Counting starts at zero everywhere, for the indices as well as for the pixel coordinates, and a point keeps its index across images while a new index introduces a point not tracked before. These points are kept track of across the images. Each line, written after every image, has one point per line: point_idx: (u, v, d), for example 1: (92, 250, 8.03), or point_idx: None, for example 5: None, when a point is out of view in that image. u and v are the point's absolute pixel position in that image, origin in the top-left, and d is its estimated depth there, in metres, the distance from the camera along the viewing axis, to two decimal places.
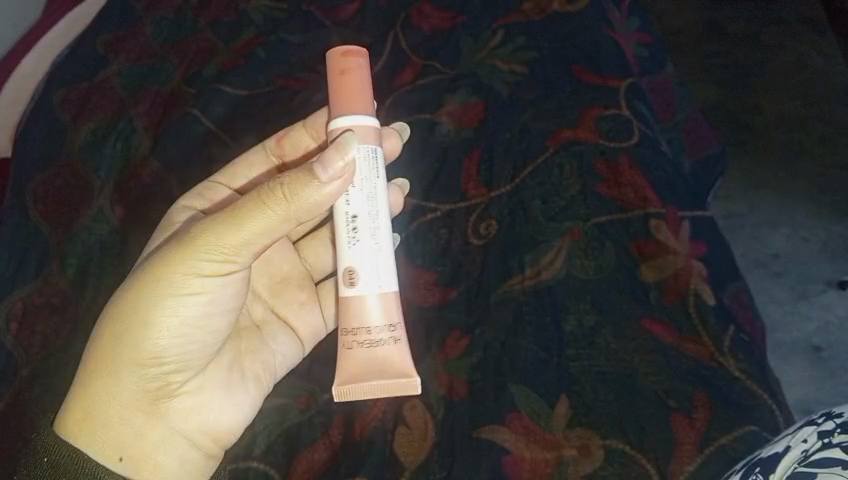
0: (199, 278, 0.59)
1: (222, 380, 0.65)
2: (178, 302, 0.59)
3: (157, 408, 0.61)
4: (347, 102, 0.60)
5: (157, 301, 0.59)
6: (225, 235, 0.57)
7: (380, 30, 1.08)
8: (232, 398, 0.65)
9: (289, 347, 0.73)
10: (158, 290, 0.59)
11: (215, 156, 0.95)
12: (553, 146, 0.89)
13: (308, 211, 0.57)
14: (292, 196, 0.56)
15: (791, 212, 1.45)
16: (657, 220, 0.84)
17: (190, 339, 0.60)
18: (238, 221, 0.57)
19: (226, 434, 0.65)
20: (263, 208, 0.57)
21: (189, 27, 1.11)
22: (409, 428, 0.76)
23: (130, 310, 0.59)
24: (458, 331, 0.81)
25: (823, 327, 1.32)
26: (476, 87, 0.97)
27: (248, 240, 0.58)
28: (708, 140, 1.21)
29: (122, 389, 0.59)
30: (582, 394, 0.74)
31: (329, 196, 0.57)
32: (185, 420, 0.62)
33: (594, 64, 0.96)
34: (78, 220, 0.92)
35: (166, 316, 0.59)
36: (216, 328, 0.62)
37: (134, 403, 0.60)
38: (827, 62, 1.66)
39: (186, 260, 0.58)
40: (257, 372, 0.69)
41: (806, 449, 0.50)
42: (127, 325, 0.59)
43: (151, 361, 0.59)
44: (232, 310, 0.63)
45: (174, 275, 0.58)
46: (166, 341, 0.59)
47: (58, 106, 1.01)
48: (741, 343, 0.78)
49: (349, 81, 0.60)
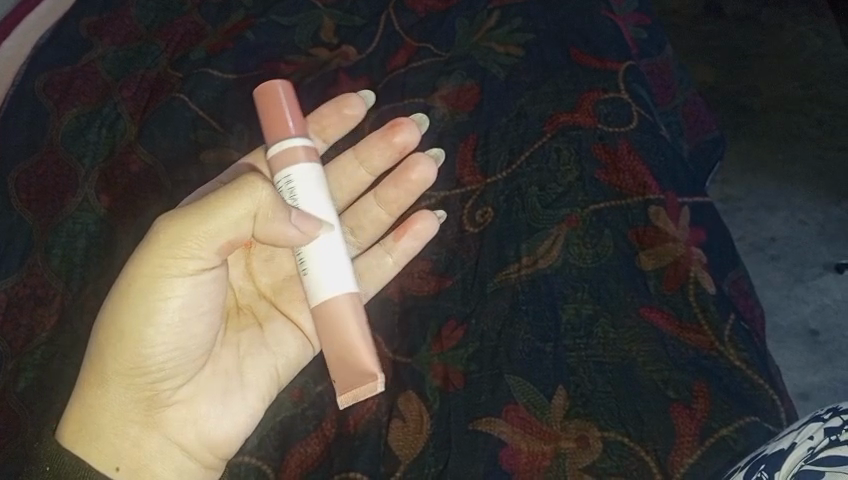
0: (165, 283, 0.59)
1: (217, 386, 0.65)
2: (153, 308, 0.59)
3: (151, 416, 0.62)
4: (277, 128, 0.66)
5: (133, 311, 0.59)
6: (180, 238, 0.57)
7: (373, 11, 1.05)
8: (228, 404, 0.65)
9: (294, 347, 0.70)
10: (132, 299, 0.59)
11: (204, 143, 0.93)
12: (550, 131, 0.87)
13: (264, 208, 0.57)
14: (241, 197, 0.56)
15: (789, 195, 1.44)
16: (656, 207, 0.82)
17: (169, 346, 0.61)
18: (191, 223, 0.57)
19: (225, 443, 0.64)
20: (217, 209, 0.56)
21: (176, 9, 1.08)
22: (404, 420, 0.74)
23: (109, 321, 0.60)
24: (454, 321, 0.80)
25: (820, 311, 1.31)
26: (471, 70, 0.94)
27: (207, 242, 0.57)
28: (706, 124, 1.19)
29: (111, 398, 0.61)
30: (581, 385, 0.73)
31: (283, 226, 0.58)
32: (181, 428, 0.63)
33: (592, 45, 0.94)
34: (63, 208, 0.89)
35: (143, 325, 0.60)
36: (198, 334, 0.62)
37: (128, 412, 0.61)
38: (825, 43, 1.64)
39: (149, 265, 0.58)
40: (258, 379, 0.67)
41: (813, 447, 0.49)
42: (108, 336, 0.60)
43: (136, 369, 0.60)
44: (215, 313, 0.63)
45: (143, 282, 0.59)
46: (146, 350, 0.60)
47: (41, 91, 0.98)
48: (741, 332, 0.76)
49: (272, 110, 0.66)
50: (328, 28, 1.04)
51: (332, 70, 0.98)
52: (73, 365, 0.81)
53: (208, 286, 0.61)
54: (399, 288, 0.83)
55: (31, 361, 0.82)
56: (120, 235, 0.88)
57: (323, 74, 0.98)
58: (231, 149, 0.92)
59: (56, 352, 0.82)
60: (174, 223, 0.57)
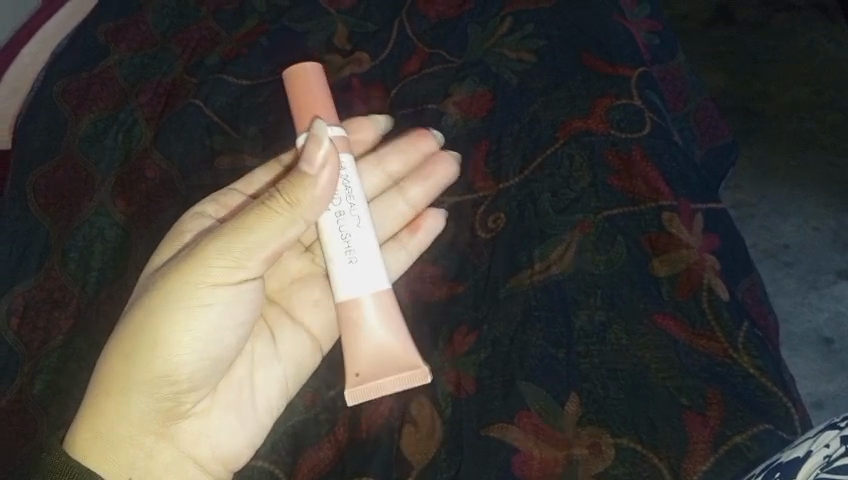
0: (206, 289, 0.59)
1: (233, 398, 0.64)
2: (190, 312, 0.59)
3: (167, 427, 0.61)
4: (304, 115, 0.62)
5: (171, 314, 0.58)
6: (229, 245, 0.58)
7: (386, 17, 1.05)
8: (244, 417, 0.65)
9: (306, 354, 0.70)
10: (172, 301, 0.58)
11: (218, 148, 0.93)
12: (563, 137, 0.87)
13: (314, 210, 0.58)
14: (296, 201, 0.57)
15: (802, 201, 1.43)
16: (669, 213, 0.82)
17: (201, 357, 0.60)
18: (246, 228, 0.58)
19: (237, 453, 0.64)
20: (268, 210, 0.58)
21: (191, 15, 1.09)
22: (415, 425, 0.75)
23: (141, 326, 0.58)
24: (466, 326, 0.80)
25: (834, 319, 1.30)
26: (483, 76, 0.94)
27: (255, 248, 0.58)
28: (719, 130, 1.19)
29: (132, 407, 0.59)
30: (593, 391, 0.73)
31: (322, 191, 0.58)
32: (193, 440, 0.62)
33: (605, 51, 0.94)
34: (79, 213, 0.90)
35: (179, 330, 0.58)
36: (230, 344, 0.62)
37: (145, 422, 0.59)
38: (838, 48, 1.64)
39: (196, 270, 0.58)
40: (271, 391, 0.67)
41: (829, 455, 0.47)
42: (136, 342, 0.58)
43: (165, 378, 0.59)
44: (246, 324, 0.63)
45: (187, 285, 0.58)
46: (176, 358, 0.59)
47: (58, 97, 0.99)
48: (755, 339, 0.76)
49: (303, 100, 0.62)
50: (342, 34, 1.04)
51: (345, 76, 0.99)
52: (88, 368, 0.82)
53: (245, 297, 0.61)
54: (411, 293, 0.84)
55: (47, 364, 0.82)
56: (135, 239, 0.89)
57: (337, 80, 0.99)
58: (245, 154, 0.92)
59: (70, 355, 0.83)
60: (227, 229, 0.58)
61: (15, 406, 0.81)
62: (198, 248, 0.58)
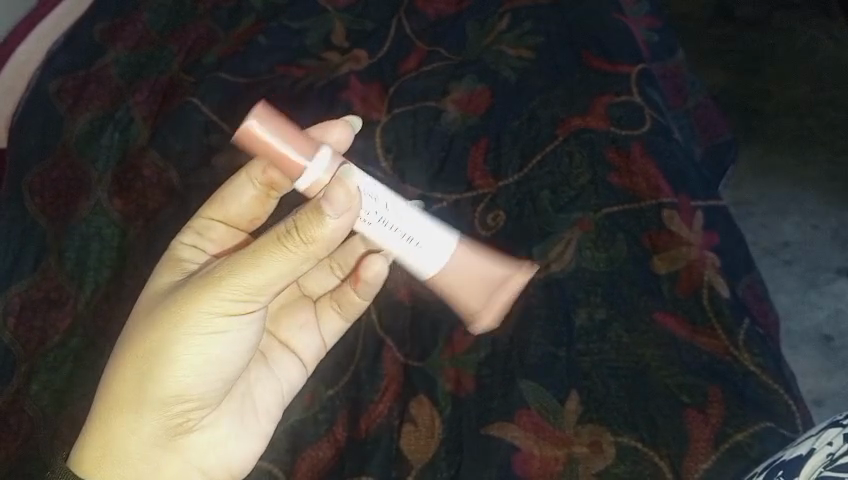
0: (214, 318, 0.57)
1: (238, 414, 0.64)
2: (198, 339, 0.57)
3: (174, 442, 0.60)
4: (287, 165, 0.55)
5: (178, 340, 0.57)
6: (240, 277, 0.55)
7: (384, 15, 1.05)
8: (249, 434, 0.65)
9: (298, 376, 0.70)
10: (180, 327, 0.57)
11: (215, 145, 0.92)
12: (563, 134, 0.86)
13: (328, 249, 0.54)
14: (312, 240, 0.53)
15: (801, 199, 1.43)
16: (669, 210, 0.82)
17: (207, 380, 0.59)
18: (258, 261, 0.54)
19: (241, 465, 0.64)
20: (282, 245, 0.53)
21: (188, 13, 1.08)
22: (415, 424, 0.74)
23: (151, 351, 0.57)
24: (464, 325, 0.79)
25: (833, 316, 1.30)
26: (482, 73, 0.94)
27: (266, 282, 0.55)
28: (719, 128, 1.18)
29: (142, 425, 0.58)
30: (593, 389, 0.72)
31: (338, 233, 0.53)
32: (199, 454, 0.61)
33: (604, 48, 0.93)
34: (75, 213, 0.90)
35: (186, 356, 0.57)
36: (235, 367, 0.60)
37: (152, 438, 0.59)
38: (837, 46, 1.63)
39: (208, 299, 0.56)
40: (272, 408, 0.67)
41: (832, 453, 0.47)
42: (146, 365, 0.57)
43: (173, 399, 0.58)
44: (251, 347, 0.61)
45: (196, 312, 0.56)
46: (182, 381, 0.58)
47: (54, 95, 0.99)
48: (756, 336, 0.76)
49: (268, 155, 0.55)
50: (340, 32, 1.03)
51: (344, 74, 0.97)
52: (85, 368, 0.82)
53: (254, 324, 0.60)
54: (410, 291, 0.83)
55: (44, 364, 0.82)
56: (132, 238, 0.88)
57: (335, 78, 0.97)
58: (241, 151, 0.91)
59: (68, 357, 0.83)
60: (238, 260, 0.55)
61: (11, 407, 0.80)
62: (210, 278, 0.56)
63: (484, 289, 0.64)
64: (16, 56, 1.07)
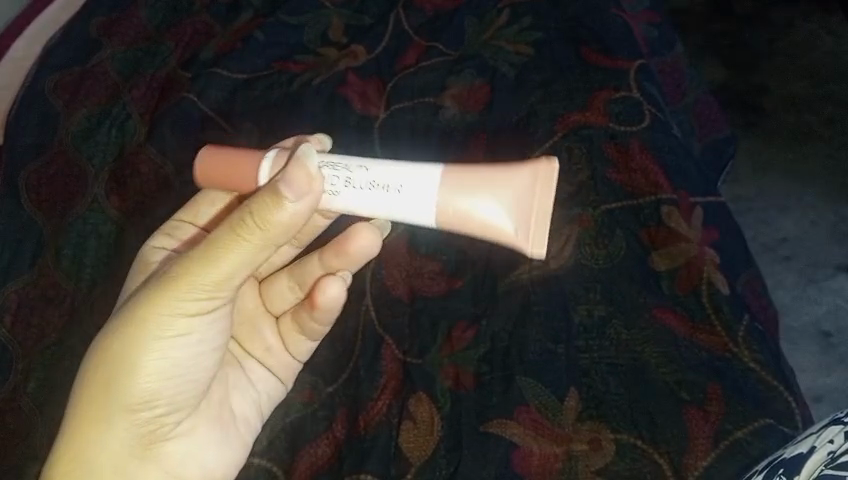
0: (175, 318, 0.55)
1: (212, 420, 0.63)
2: (161, 341, 0.56)
3: (148, 453, 0.59)
4: (239, 170, 0.53)
5: (140, 343, 0.55)
6: (198, 274, 0.53)
7: (382, 11, 1.04)
8: (226, 435, 0.64)
9: (269, 384, 0.70)
10: (142, 330, 0.55)
11: (212, 142, 0.92)
12: (562, 130, 0.86)
13: (288, 234, 0.51)
14: (268, 226, 0.50)
15: (800, 194, 1.43)
16: (669, 207, 0.81)
17: (174, 382, 0.58)
18: (214, 255, 0.52)
19: (220, 473, 0.64)
20: (238, 236, 0.51)
21: (185, 9, 1.08)
22: (414, 422, 0.74)
23: (113, 358, 0.55)
24: (464, 322, 0.80)
25: (832, 312, 1.29)
26: (481, 70, 0.93)
27: (226, 277, 0.53)
28: (718, 123, 1.18)
29: (114, 434, 0.56)
30: (592, 386, 0.73)
31: (297, 217, 0.51)
32: (175, 464, 0.60)
33: (603, 43, 0.93)
34: (72, 211, 0.89)
35: (149, 358, 0.55)
36: (203, 368, 0.59)
37: (123, 450, 0.57)
38: (836, 41, 1.63)
39: (167, 298, 0.54)
40: (246, 408, 0.68)
41: (833, 452, 0.47)
42: (112, 375, 0.55)
43: (140, 406, 0.57)
44: (218, 347, 0.60)
45: (156, 313, 0.55)
46: (148, 385, 0.56)
47: (50, 91, 0.98)
48: (756, 333, 0.75)
49: (218, 170, 0.54)
50: (338, 27, 1.03)
51: (341, 70, 0.96)
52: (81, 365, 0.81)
53: (221, 317, 0.58)
54: (409, 288, 0.83)
55: (41, 363, 0.82)
56: (129, 235, 0.87)
57: (333, 74, 0.96)
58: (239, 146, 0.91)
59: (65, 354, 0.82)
60: (193, 257, 0.53)
61: (9, 405, 0.80)
62: (170, 276, 0.54)
63: (505, 221, 0.53)
64: (12, 53, 1.06)
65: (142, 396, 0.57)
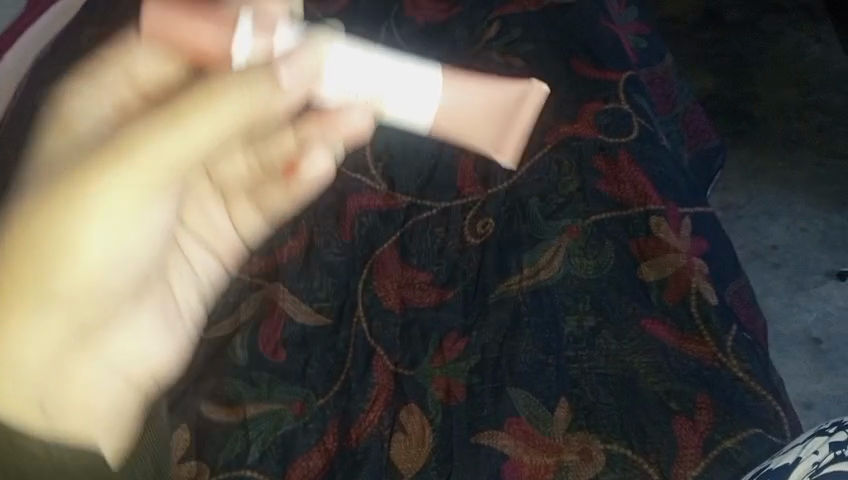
0: (125, 184, 0.45)
1: (157, 307, 0.56)
2: (107, 217, 0.46)
3: (83, 343, 0.50)
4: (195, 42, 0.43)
5: (82, 216, 0.45)
6: (162, 140, 0.44)
7: (372, 20, 1.04)
8: (169, 330, 0.57)
9: (209, 261, 0.62)
10: (80, 201, 0.45)
11: None
12: (552, 142, 0.87)
13: (275, 119, 0.46)
14: (251, 88, 0.43)
15: (789, 202, 1.44)
16: (657, 217, 0.82)
17: (122, 268, 0.49)
18: (184, 118, 0.44)
19: (161, 356, 0.57)
20: (213, 97, 0.43)
21: None
22: (406, 434, 0.75)
23: (37, 232, 0.44)
24: (455, 333, 0.80)
25: (822, 319, 1.31)
26: (472, 81, 0.94)
27: (196, 143, 0.44)
28: (707, 132, 1.19)
29: (40, 332, 0.46)
30: (583, 396, 0.74)
31: (293, 97, 0.44)
32: (115, 346, 0.52)
33: (592, 56, 0.94)
34: None
35: (90, 230, 0.46)
36: (154, 246, 0.51)
37: (38, 357, 0.47)
38: (825, 49, 1.64)
39: (119, 164, 0.44)
40: (186, 295, 0.60)
41: (818, 462, 0.47)
42: (39, 250, 0.45)
43: (68, 296, 0.47)
44: (169, 222, 0.52)
45: (101, 180, 0.44)
46: (81, 266, 0.47)
47: None
48: (744, 342, 0.76)
49: (174, 33, 0.43)
50: None
51: None
52: None
53: (165, 202, 0.49)
54: (401, 299, 0.84)
55: None
56: None
57: None
58: None
59: None
60: (157, 118, 0.44)
61: None
62: (105, 146, 0.44)
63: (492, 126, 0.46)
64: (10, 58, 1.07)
65: (60, 302, 0.46)
